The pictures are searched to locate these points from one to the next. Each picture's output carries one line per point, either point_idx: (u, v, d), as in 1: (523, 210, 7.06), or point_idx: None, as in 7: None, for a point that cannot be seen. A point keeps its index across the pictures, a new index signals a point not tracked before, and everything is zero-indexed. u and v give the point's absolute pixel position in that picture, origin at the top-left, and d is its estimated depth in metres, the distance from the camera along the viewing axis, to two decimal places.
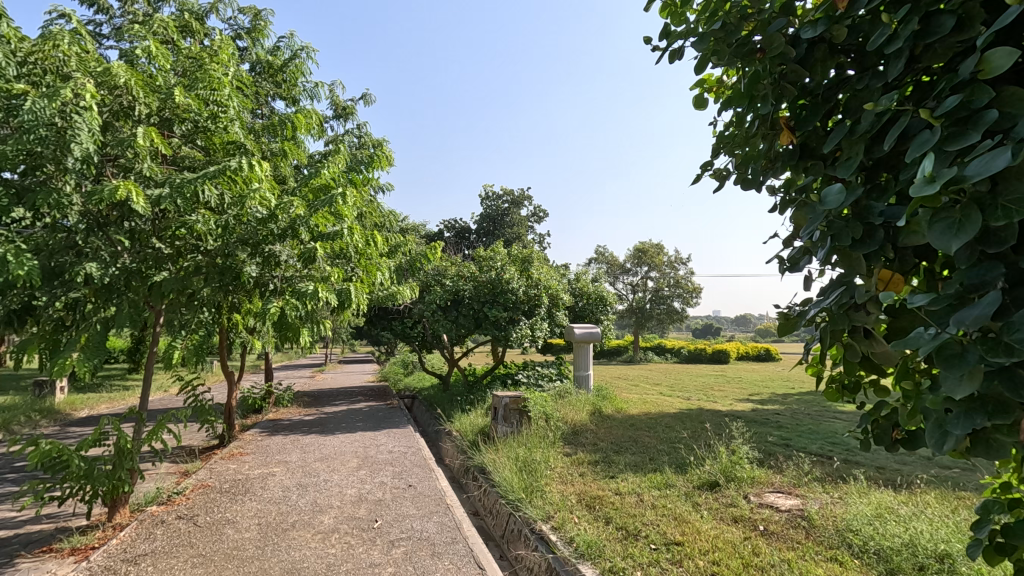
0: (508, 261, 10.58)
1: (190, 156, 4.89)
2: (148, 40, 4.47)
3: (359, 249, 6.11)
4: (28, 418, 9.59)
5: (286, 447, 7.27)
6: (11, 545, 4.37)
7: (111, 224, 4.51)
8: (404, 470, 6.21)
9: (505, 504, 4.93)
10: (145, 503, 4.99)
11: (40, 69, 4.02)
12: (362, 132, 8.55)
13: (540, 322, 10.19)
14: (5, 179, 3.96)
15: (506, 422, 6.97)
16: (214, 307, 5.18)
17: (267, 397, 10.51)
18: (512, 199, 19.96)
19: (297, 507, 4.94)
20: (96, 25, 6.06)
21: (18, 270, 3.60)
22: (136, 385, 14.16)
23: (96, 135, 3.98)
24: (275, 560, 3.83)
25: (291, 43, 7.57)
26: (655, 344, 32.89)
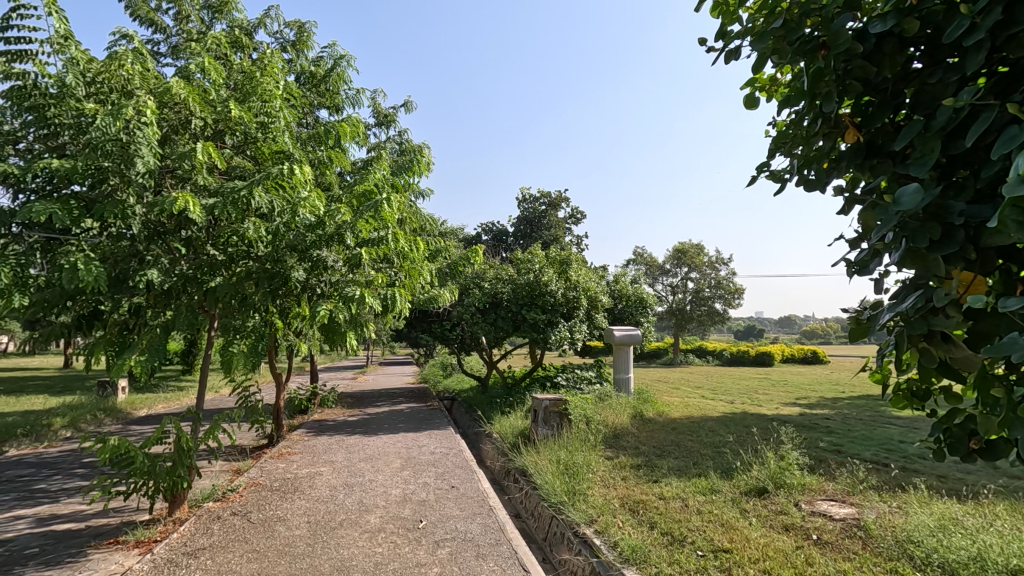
0: (546, 263, 10.59)
1: (241, 166, 5.10)
2: (203, 57, 4.67)
3: (402, 253, 6.22)
4: (94, 417, 10.16)
5: (332, 447, 7.48)
6: (82, 536, 4.64)
7: (169, 233, 4.74)
8: (447, 471, 6.28)
9: (547, 507, 4.93)
10: (202, 499, 5.21)
11: (107, 88, 4.27)
12: (403, 138, 8.72)
13: (580, 324, 10.13)
14: (75, 192, 4.20)
15: (547, 425, 6.95)
16: (264, 312, 5.37)
17: (312, 398, 10.82)
18: (550, 200, 19.92)
19: (345, 506, 5.06)
20: (154, 44, 6.37)
21: (88, 277, 3.82)
22: (189, 386, 14.80)
23: (156, 149, 4.18)
24: (325, 557, 3.93)
25: (333, 52, 7.78)
26: (696, 346, 32.26)
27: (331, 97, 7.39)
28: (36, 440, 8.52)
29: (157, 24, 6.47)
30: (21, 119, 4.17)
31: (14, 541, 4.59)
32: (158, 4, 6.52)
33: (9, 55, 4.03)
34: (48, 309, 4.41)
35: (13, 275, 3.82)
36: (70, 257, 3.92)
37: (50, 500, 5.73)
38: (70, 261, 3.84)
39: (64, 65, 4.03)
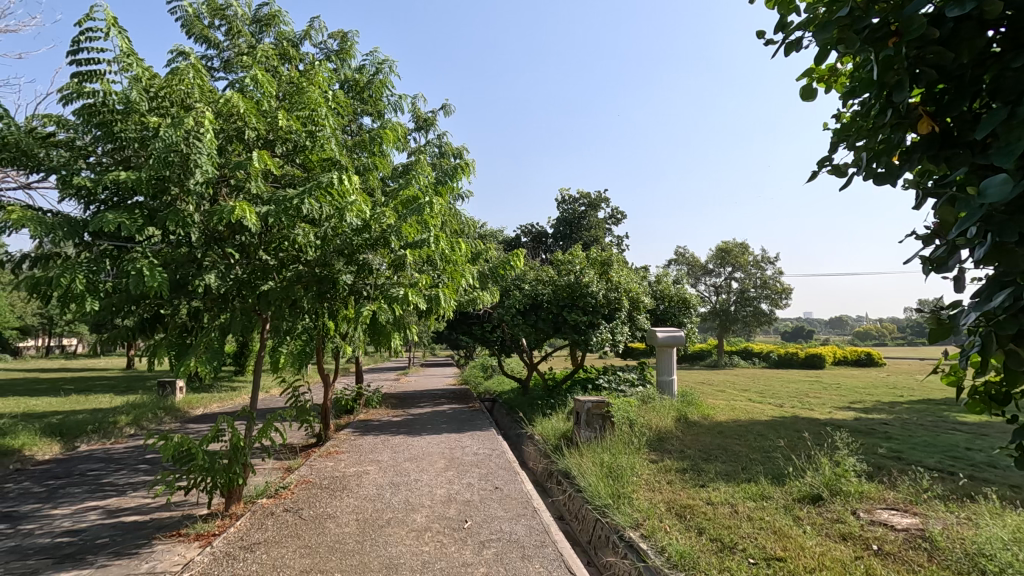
0: (587, 264, 10.54)
1: (290, 174, 5.27)
2: (254, 70, 4.85)
3: (445, 256, 6.30)
4: (156, 415, 10.72)
5: (377, 446, 7.64)
6: (147, 528, 4.89)
7: (225, 239, 4.93)
8: (490, 472, 6.31)
9: (591, 510, 4.88)
10: (256, 496, 5.41)
11: (168, 102, 4.50)
12: (442, 142, 8.81)
13: (622, 326, 10.01)
14: (139, 202, 4.44)
15: (589, 428, 6.83)
16: (313, 314, 5.51)
17: (357, 398, 11.07)
18: (589, 201, 19.76)
19: (391, 505, 5.15)
20: (208, 59, 6.67)
21: (152, 282, 4.04)
22: (241, 387, 15.40)
23: (213, 159, 4.37)
24: (374, 555, 4.01)
25: (375, 60, 7.94)
26: (742, 348, 31.40)
27: (374, 104, 7.54)
28: (104, 437, 9.06)
29: (210, 40, 6.76)
30: (92, 135, 4.46)
31: (86, 531, 4.89)
32: (211, 21, 6.82)
33: (80, 76, 4.30)
34: (116, 312, 4.70)
35: (87, 281, 4.08)
36: (136, 263, 4.15)
37: (117, 493, 6.07)
38: (136, 267, 4.06)
39: (129, 82, 4.29)
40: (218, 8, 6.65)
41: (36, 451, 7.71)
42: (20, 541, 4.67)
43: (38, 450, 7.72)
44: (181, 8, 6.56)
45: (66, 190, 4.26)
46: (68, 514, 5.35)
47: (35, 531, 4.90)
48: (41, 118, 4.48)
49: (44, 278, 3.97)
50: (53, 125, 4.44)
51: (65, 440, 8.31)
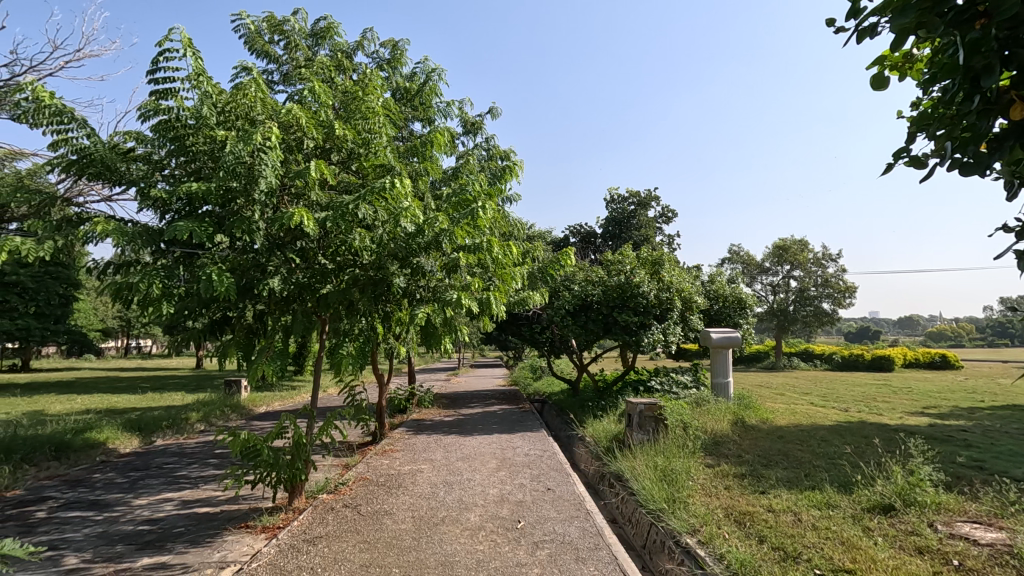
0: (638, 264, 10.44)
1: (347, 181, 5.44)
2: (312, 81, 5.06)
3: (496, 259, 6.35)
4: (223, 412, 11.32)
5: (430, 446, 7.78)
6: (218, 519, 5.18)
7: (287, 244, 5.12)
8: (542, 473, 6.32)
9: (645, 514, 4.79)
10: (317, 491, 5.62)
11: (234, 116, 4.75)
12: (490, 145, 8.88)
13: (674, 327, 9.79)
14: (209, 212, 4.70)
15: (642, 430, 6.69)
16: (369, 316, 5.67)
17: (410, 398, 11.33)
18: (639, 200, 19.42)
19: (445, 503, 5.24)
20: (269, 73, 6.98)
21: (221, 287, 4.27)
22: (300, 386, 16.06)
23: (277, 169, 4.57)
24: (430, 551, 4.09)
25: (425, 66, 8.10)
26: (802, 349, 30.11)
27: (424, 110, 7.71)
28: (178, 432, 9.65)
29: (270, 55, 7.09)
30: (166, 149, 4.76)
31: (165, 520, 5.22)
32: (271, 37, 7.15)
33: (156, 94, 4.61)
34: (189, 315, 5.00)
35: (163, 286, 4.35)
36: (207, 269, 4.39)
37: (191, 485, 6.45)
38: (207, 273, 4.30)
39: (199, 97, 4.56)
40: (277, 24, 6.97)
41: (119, 444, 8.29)
42: (107, 527, 5.04)
43: (120, 443, 8.30)
44: (244, 25, 6.91)
45: (144, 202, 4.58)
46: (147, 504, 5.74)
47: (120, 518, 5.28)
48: (122, 135, 4.82)
49: (126, 283, 4.27)
50: (133, 141, 4.77)
51: (144, 435, 8.90)
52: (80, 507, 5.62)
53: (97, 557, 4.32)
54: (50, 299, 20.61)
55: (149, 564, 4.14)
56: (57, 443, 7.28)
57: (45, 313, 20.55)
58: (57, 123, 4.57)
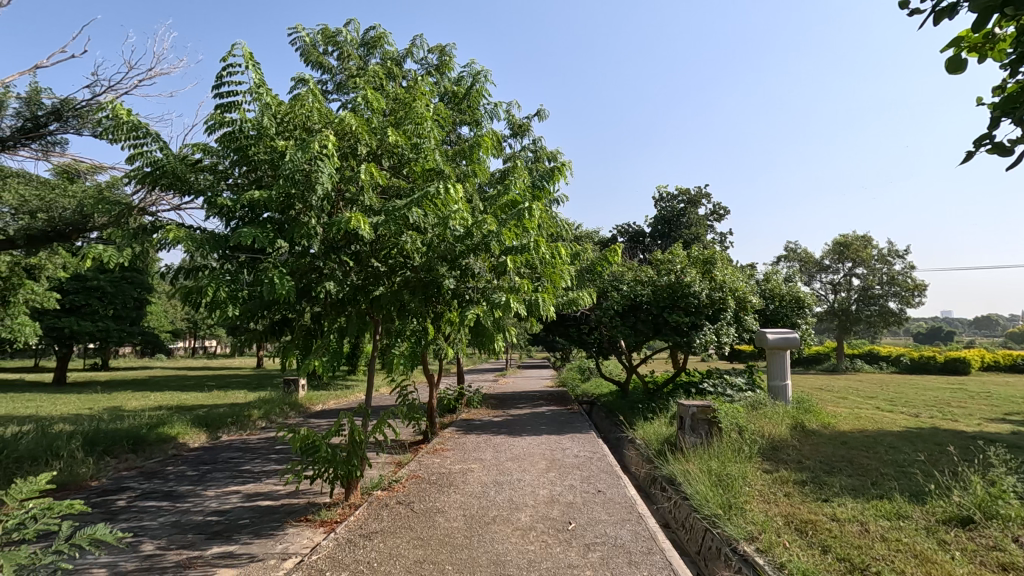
0: (689, 263, 10.21)
1: (398, 186, 5.57)
2: (365, 90, 5.25)
3: (545, 260, 6.37)
4: (283, 409, 11.82)
5: (480, 445, 7.87)
6: (280, 512, 5.42)
7: (342, 248, 5.29)
8: (592, 474, 6.27)
9: (700, 519, 4.67)
10: (372, 487, 5.79)
11: (292, 125, 4.97)
12: (536, 146, 8.88)
13: (728, 327, 9.51)
14: (270, 218, 4.93)
15: (695, 433, 6.51)
16: (420, 317, 5.79)
17: (459, 399, 11.48)
18: (689, 197, 18.98)
19: (496, 503, 5.28)
20: (323, 83, 7.23)
21: (282, 289, 4.48)
22: (353, 386, 16.54)
23: (333, 176, 4.74)
24: (482, 550, 4.14)
25: (472, 70, 8.19)
26: (866, 351, 28.63)
27: (471, 113, 7.81)
28: (241, 428, 10.14)
29: (324, 65, 7.35)
30: (230, 159, 5.02)
31: (231, 512, 5.50)
32: (326, 48, 7.42)
33: (221, 107, 4.88)
34: (252, 316, 5.27)
35: (229, 290, 4.60)
36: (268, 272, 4.60)
37: (254, 479, 6.78)
38: (269, 276, 4.51)
39: (260, 109, 4.80)
40: (331, 35, 7.23)
41: (188, 439, 8.81)
42: (180, 516, 5.36)
43: (189, 438, 8.80)
44: (300, 39, 7.20)
45: (211, 210, 4.85)
46: (215, 496, 6.07)
47: (191, 508, 5.61)
48: (190, 147, 5.12)
49: (196, 287, 4.55)
50: (200, 152, 5.07)
51: (211, 431, 9.41)
52: (156, 498, 6.00)
53: (171, 544, 4.60)
54: (127, 303, 22.10)
55: (218, 553, 4.37)
56: (134, 437, 7.80)
57: (123, 316, 22.05)
58: (133, 138, 4.91)
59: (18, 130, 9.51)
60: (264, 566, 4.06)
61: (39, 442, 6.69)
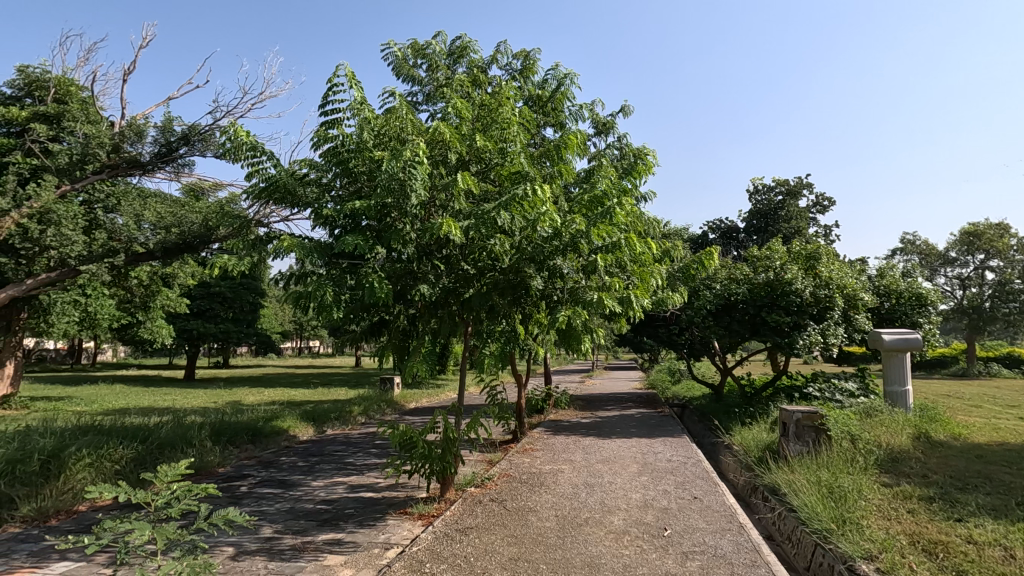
0: (789, 259, 9.59)
1: (486, 190, 5.70)
2: (454, 99, 5.45)
3: (634, 259, 6.26)
4: (380, 406, 12.48)
5: (569, 446, 7.86)
6: (381, 504, 5.73)
7: (434, 252, 5.53)
8: (687, 480, 6.05)
9: (810, 533, 4.35)
10: (466, 484, 5.97)
11: (387, 137, 5.25)
12: (622, 143, 8.71)
13: (835, 327, 8.79)
14: (369, 225, 5.25)
15: (800, 441, 6.09)
16: (510, 318, 5.91)
17: (547, 399, 11.53)
18: (788, 189, 17.80)
19: (588, 505, 5.25)
20: (414, 94, 7.55)
21: (382, 293, 4.75)
22: (443, 385, 17.14)
23: (426, 183, 4.93)
24: (576, 551, 4.13)
25: (556, 72, 8.19)
26: (1005, 353, 25.35)
27: (555, 115, 7.83)
28: (344, 423, 10.83)
29: (415, 78, 7.68)
30: (333, 172, 5.38)
31: (338, 501, 5.89)
32: (415, 61, 7.75)
33: (325, 124, 5.25)
34: (354, 318, 5.64)
35: (334, 294, 4.95)
36: (369, 277, 4.89)
37: (357, 472, 7.21)
38: (370, 281, 4.80)
39: (359, 125, 5.13)
40: (421, 48, 7.54)
41: (298, 432, 9.53)
42: (294, 504, 5.82)
43: (299, 431, 9.54)
44: (392, 54, 7.57)
45: (318, 220, 5.25)
46: (323, 486, 6.53)
47: (303, 497, 6.07)
48: (299, 163, 5.55)
49: (305, 292, 4.93)
50: (307, 167, 5.48)
51: (317, 425, 10.12)
52: (273, 485, 6.56)
53: (287, 529, 5.01)
54: (243, 307, 24.34)
55: (327, 539, 4.70)
56: (252, 429, 8.57)
57: (241, 319, 24.29)
58: (251, 157, 5.42)
59: (155, 154, 10.91)
60: (369, 554, 4.31)
61: (176, 430, 7.52)
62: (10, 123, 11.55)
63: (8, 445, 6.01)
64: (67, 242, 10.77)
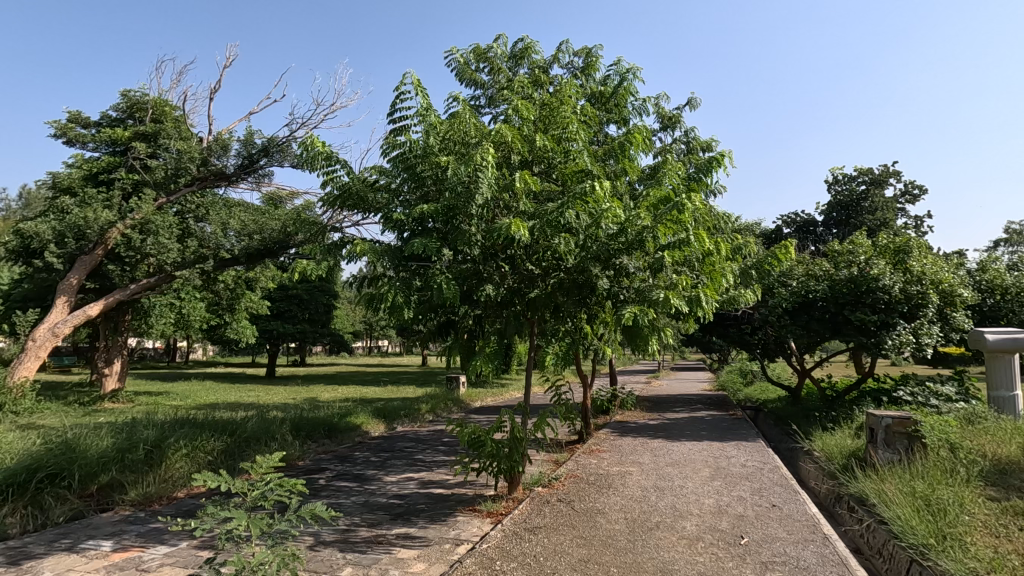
0: (874, 253, 8.96)
1: (549, 190, 5.69)
2: (516, 101, 5.48)
3: (704, 257, 6.05)
4: (447, 405, 12.77)
5: (637, 448, 7.72)
6: (450, 501, 5.85)
7: (499, 253, 5.57)
8: (765, 487, 5.78)
9: (904, 548, 4.03)
10: (533, 483, 6.00)
11: (452, 142, 5.35)
12: (689, 137, 8.44)
13: (929, 326, 8.15)
14: (436, 228, 5.38)
15: (890, 448, 5.68)
16: (575, 318, 5.88)
17: (613, 400, 11.37)
18: (872, 178, 16.66)
19: (659, 508, 5.12)
20: (477, 98, 7.66)
21: (449, 294, 4.86)
22: (507, 385, 17.29)
23: (491, 186, 4.99)
24: (647, 556, 4.04)
25: (618, 68, 8.05)
26: None
27: (619, 111, 7.72)
28: (412, 421, 11.18)
29: (477, 82, 7.79)
30: (401, 178, 5.55)
31: (409, 496, 6.08)
32: (477, 65, 7.86)
33: (393, 131, 5.43)
34: (422, 317, 5.80)
35: (404, 295, 5.10)
36: (437, 278, 5.02)
37: (426, 468, 7.41)
38: (438, 282, 4.92)
39: (426, 132, 5.27)
40: (482, 52, 7.63)
41: (370, 428, 9.92)
42: (368, 497, 6.05)
43: (371, 427, 9.93)
44: (455, 60, 7.71)
45: (387, 224, 5.42)
46: (395, 481, 6.75)
47: (376, 491, 6.30)
48: (369, 170, 5.76)
49: (377, 294, 5.12)
50: (377, 174, 5.69)
51: (388, 422, 10.48)
52: (348, 479, 6.85)
53: (363, 521, 5.22)
54: (319, 308, 25.63)
55: (399, 533, 4.85)
56: (329, 424, 9.00)
57: (316, 320, 25.59)
58: (325, 166, 5.68)
59: (239, 166, 11.68)
60: (440, 549, 4.42)
61: (260, 424, 8.00)
62: (115, 143, 12.75)
63: (118, 435, 6.60)
64: (163, 250, 11.60)
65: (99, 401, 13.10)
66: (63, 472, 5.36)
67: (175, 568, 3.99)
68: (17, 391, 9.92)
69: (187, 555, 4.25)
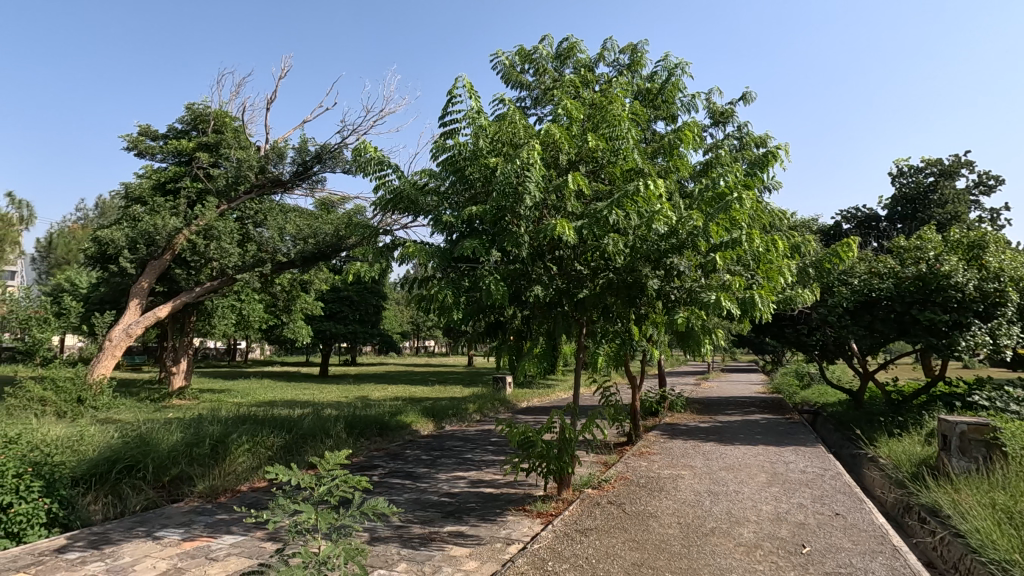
0: (945, 248, 8.43)
1: (597, 189, 5.64)
2: (564, 101, 5.46)
3: (759, 255, 5.86)
4: (494, 405, 12.87)
5: (688, 451, 7.55)
6: (500, 500, 5.90)
7: (547, 253, 5.58)
8: (826, 494, 5.55)
9: (983, 563, 3.78)
10: (583, 485, 5.96)
11: (501, 143, 5.38)
12: (742, 132, 8.19)
13: (1008, 326, 7.59)
14: (484, 229, 5.43)
15: (965, 456, 5.34)
16: (624, 319, 5.82)
17: (662, 401, 11.16)
18: (941, 168, 15.74)
19: (714, 513, 5.00)
20: (523, 100, 7.69)
21: (499, 294, 4.90)
22: (552, 385, 17.26)
23: (539, 185, 5.00)
24: (703, 562, 3.96)
25: (666, 63, 7.89)
26: None
27: (666, 108, 7.58)
28: (460, 420, 11.32)
29: (523, 83, 7.80)
30: (450, 180, 5.63)
31: (460, 495, 6.17)
32: (523, 67, 7.87)
33: (443, 135, 5.52)
34: (471, 318, 5.88)
35: (454, 296, 5.17)
36: (486, 278, 5.06)
37: (476, 467, 7.49)
38: (487, 282, 4.97)
39: (476, 134, 5.32)
40: (527, 54, 7.63)
41: (420, 427, 10.10)
42: (419, 495, 6.17)
43: (421, 425, 10.12)
44: (501, 62, 7.74)
45: (437, 226, 5.52)
46: (446, 479, 6.86)
47: (428, 488, 6.42)
48: (419, 173, 5.87)
49: (427, 295, 5.21)
50: (427, 177, 5.78)
51: (437, 421, 10.65)
52: (401, 476, 7.01)
53: (416, 518, 5.33)
54: (369, 309, 26.35)
55: (451, 531, 4.92)
56: (381, 423, 9.22)
57: (366, 320, 26.32)
58: (377, 170, 5.82)
59: (294, 173, 12.16)
60: (492, 548, 4.46)
61: (316, 422, 8.27)
62: (180, 153, 13.49)
63: (186, 430, 6.98)
64: (225, 254, 12.21)
65: (168, 397, 13.87)
66: (138, 464, 5.73)
67: (241, 558, 4.18)
68: (95, 387, 10.60)
69: (251, 545, 4.46)
